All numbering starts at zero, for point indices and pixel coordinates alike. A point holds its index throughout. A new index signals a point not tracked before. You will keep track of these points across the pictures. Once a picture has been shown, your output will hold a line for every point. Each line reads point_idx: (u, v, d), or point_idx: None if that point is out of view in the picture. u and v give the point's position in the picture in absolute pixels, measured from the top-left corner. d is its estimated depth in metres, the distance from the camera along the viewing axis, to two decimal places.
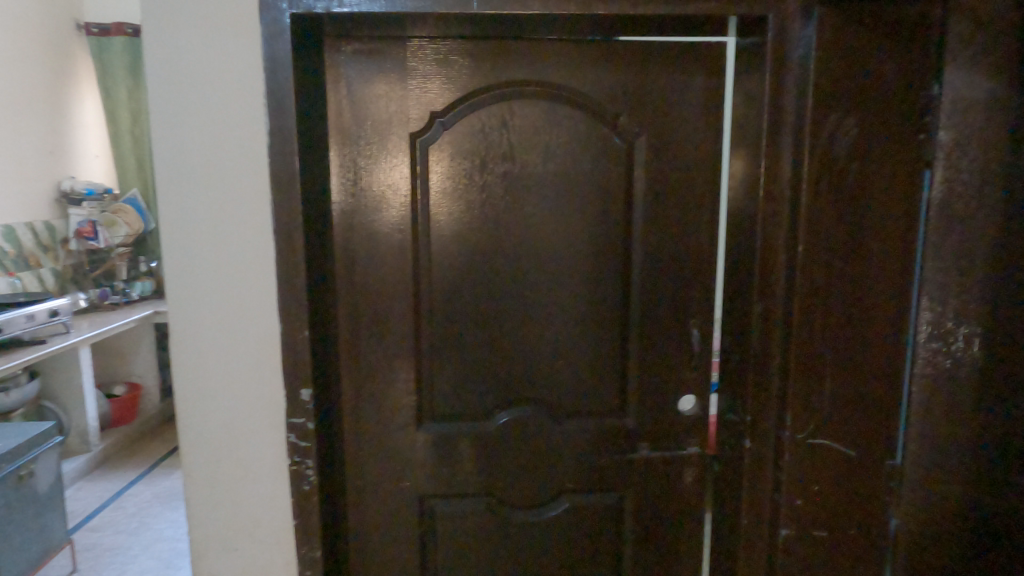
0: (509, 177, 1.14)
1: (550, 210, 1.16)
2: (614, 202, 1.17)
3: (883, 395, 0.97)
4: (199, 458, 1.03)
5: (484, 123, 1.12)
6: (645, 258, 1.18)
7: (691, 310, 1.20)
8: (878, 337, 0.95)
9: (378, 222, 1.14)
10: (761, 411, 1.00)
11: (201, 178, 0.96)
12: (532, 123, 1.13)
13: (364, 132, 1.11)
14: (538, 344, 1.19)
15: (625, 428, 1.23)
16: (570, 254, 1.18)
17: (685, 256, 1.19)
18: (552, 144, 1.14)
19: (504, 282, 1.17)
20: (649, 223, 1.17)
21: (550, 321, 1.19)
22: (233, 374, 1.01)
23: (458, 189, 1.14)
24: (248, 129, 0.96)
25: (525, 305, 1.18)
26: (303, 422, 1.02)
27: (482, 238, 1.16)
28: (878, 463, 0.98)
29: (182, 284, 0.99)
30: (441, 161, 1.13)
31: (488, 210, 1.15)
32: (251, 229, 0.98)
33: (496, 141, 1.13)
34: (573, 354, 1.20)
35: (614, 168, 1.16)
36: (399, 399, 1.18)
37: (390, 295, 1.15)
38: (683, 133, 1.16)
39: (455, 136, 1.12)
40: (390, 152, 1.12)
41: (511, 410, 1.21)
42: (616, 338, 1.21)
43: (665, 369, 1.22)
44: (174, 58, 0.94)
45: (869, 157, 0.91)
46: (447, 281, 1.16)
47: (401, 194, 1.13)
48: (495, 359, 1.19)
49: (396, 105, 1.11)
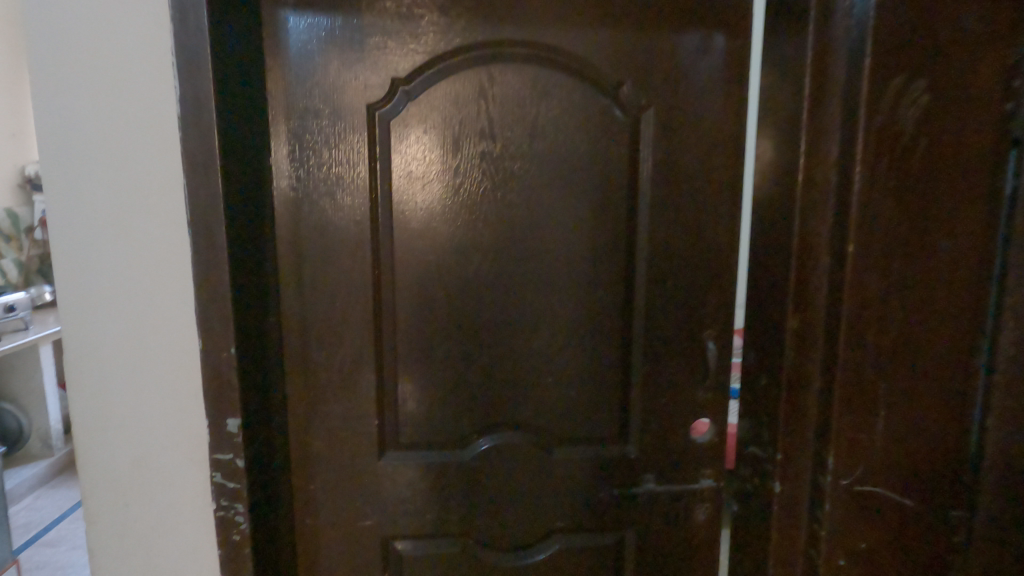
0: (488, 158, 0.95)
1: (537, 200, 0.97)
2: (615, 192, 0.98)
3: (952, 435, 0.77)
4: (106, 500, 0.84)
5: (458, 92, 0.93)
6: (653, 258, 0.99)
7: (705, 320, 1.01)
8: (950, 360, 0.76)
9: (332, 209, 0.93)
10: (799, 447, 0.81)
11: (97, 159, 0.77)
12: (515, 92, 0.93)
13: (312, 103, 0.91)
14: (524, 360, 1.00)
15: (626, 457, 1.04)
16: (563, 252, 0.98)
17: (700, 254, 1.00)
18: (540, 118, 0.94)
19: (482, 287, 0.98)
20: (657, 215, 0.98)
21: (537, 331, 1.00)
22: (144, 400, 0.82)
23: (426, 173, 0.95)
24: (155, 98, 0.76)
25: (508, 314, 0.99)
26: (231, 459, 0.82)
27: (457, 233, 0.96)
28: (940, 516, 0.79)
29: (76, 289, 0.80)
30: (407, 139, 0.93)
31: (464, 199, 0.95)
32: (162, 222, 0.78)
33: (472, 115, 0.93)
34: (565, 370, 1.01)
35: (615, 150, 0.96)
36: (358, 425, 0.99)
37: (346, 300, 0.96)
38: (699, 107, 0.96)
39: (423, 107, 0.93)
40: (343, 128, 0.92)
41: (492, 437, 1.02)
42: (616, 353, 1.02)
43: (673, 389, 1.03)
44: (59, 6, 0.75)
45: (939, 134, 0.72)
46: (414, 284, 0.97)
47: (357, 178, 0.93)
48: (473, 377, 1.00)
49: (351, 69, 0.91)
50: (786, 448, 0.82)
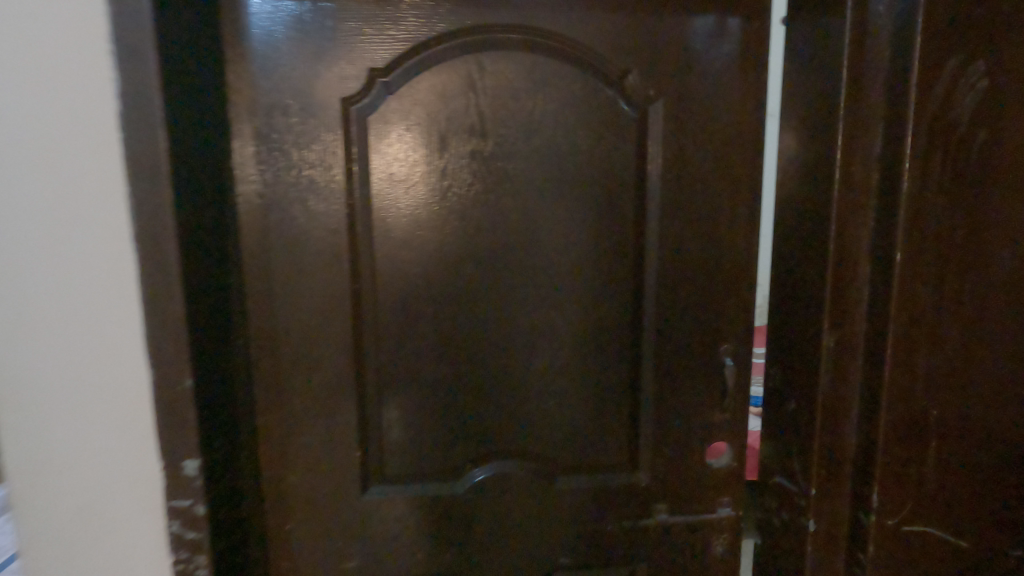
0: (478, 158, 0.85)
1: (534, 204, 0.87)
2: (622, 194, 0.88)
3: (1013, 468, 0.68)
4: (49, 552, 0.74)
5: (444, 84, 0.82)
6: (663, 266, 0.89)
7: (721, 335, 0.92)
8: (1013, 383, 0.66)
9: (304, 217, 0.83)
10: (835, 479, 0.73)
11: (23, 164, 0.66)
12: (508, 83, 0.83)
13: (279, 98, 0.80)
14: (522, 382, 0.91)
15: (636, 486, 0.94)
16: (564, 262, 0.88)
17: (715, 261, 0.90)
18: (536, 113, 0.85)
19: (474, 302, 0.88)
20: (667, 220, 0.88)
21: (537, 349, 0.90)
22: (87, 440, 0.72)
23: (410, 175, 0.84)
24: (90, 92, 0.66)
25: (503, 330, 0.89)
26: (191, 505, 0.72)
27: (446, 242, 0.86)
28: (996, 557, 0.70)
29: (4, 315, 0.69)
30: (388, 137, 0.83)
31: (453, 204, 0.85)
32: (104, 236, 0.68)
33: (461, 109, 0.83)
34: (568, 392, 0.92)
35: (621, 148, 0.87)
36: (338, 458, 0.89)
37: (322, 319, 0.86)
38: (712, 101, 0.87)
39: (405, 102, 0.82)
40: (315, 125, 0.81)
41: (489, 467, 0.92)
42: (624, 372, 0.92)
43: (686, 411, 0.94)
44: None
45: (1005, 123, 0.61)
46: (398, 300, 0.87)
47: (332, 182, 0.83)
48: (465, 403, 0.90)
49: (323, 59, 0.80)
50: (819, 481, 0.72)
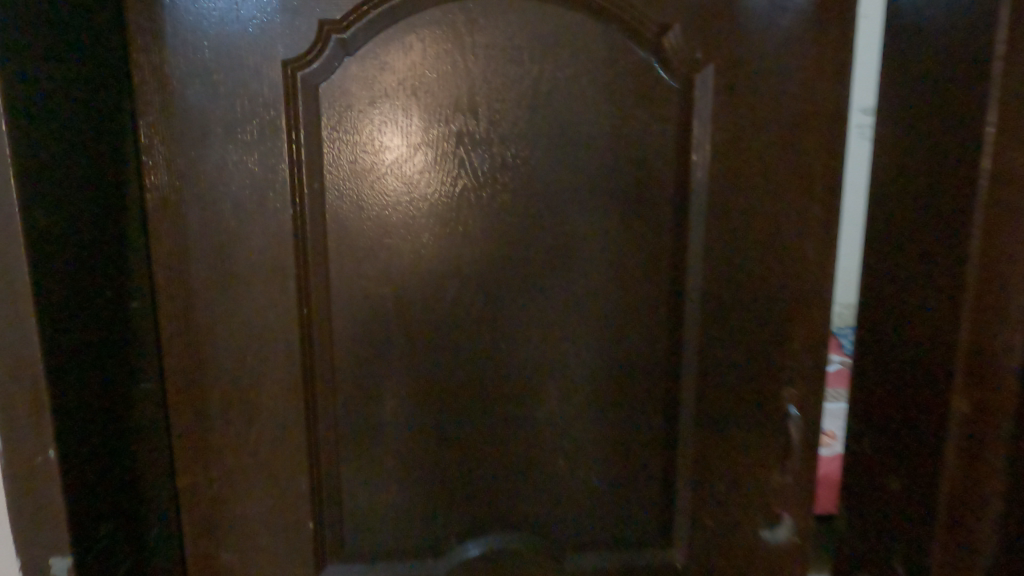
0: (467, 143, 0.64)
1: (540, 204, 0.66)
2: (657, 192, 0.67)
3: None
4: None
5: (422, 44, 0.62)
6: (709, 286, 0.69)
7: (784, 374, 0.71)
8: None
9: (235, 220, 0.63)
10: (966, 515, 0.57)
11: None
12: (506, 43, 0.63)
13: (197, 60, 0.60)
14: (524, 434, 0.70)
15: (669, 563, 0.74)
16: (578, 280, 0.68)
17: (776, 279, 0.69)
18: (544, 83, 0.64)
19: (462, 331, 0.68)
20: (715, 226, 0.68)
21: (542, 393, 0.70)
22: None
23: (377, 165, 0.64)
24: None
25: (500, 368, 0.69)
26: None
27: (424, 253, 0.66)
28: None
29: None
30: (347, 113, 0.62)
31: (434, 202, 0.65)
32: None
33: (444, 78, 0.62)
34: (583, 445, 0.71)
35: (657, 133, 0.66)
36: (286, 530, 0.69)
37: (262, 355, 0.65)
38: (778, 67, 0.66)
39: (368, 67, 0.62)
40: (248, 98, 0.61)
41: (482, 542, 0.72)
42: (658, 422, 0.71)
43: (737, 469, 0.73)
44: None
45: None
46: (360, 329, 0.66)
47: (271, 174, 0.62)
48: (452, 460, 0.70)
49: (254, 8, 0.59)
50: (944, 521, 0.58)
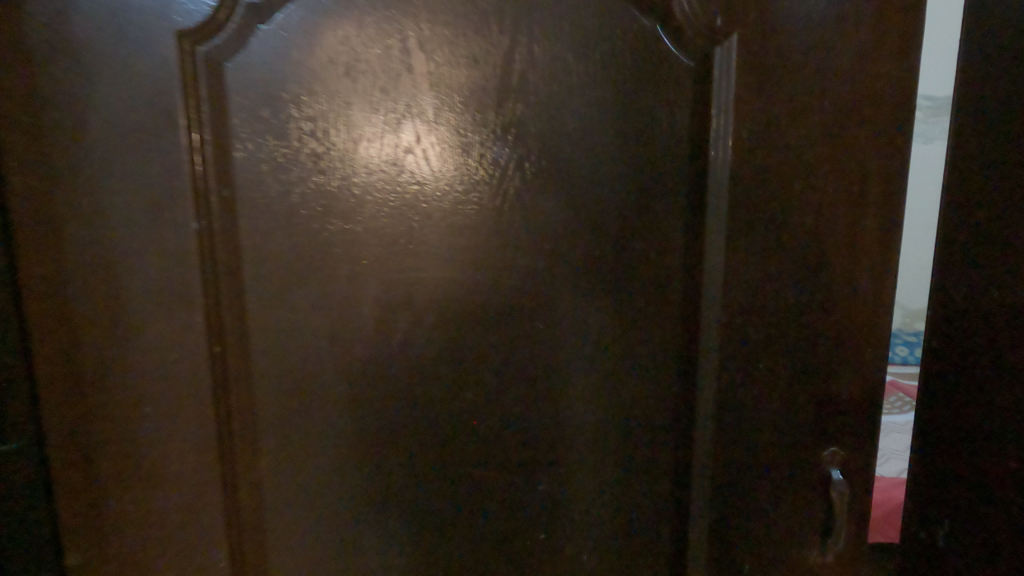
0: (420, 135, 0.50)
1: (515, 213, 0.52)
2: (664, 199, 0.53)
3: None
4: None
5: (359, 9, 0.48)
6: (730, 317, 0.55)
7: (818, 421, 0.58)
8: None
9: (122, 234, 0.49)
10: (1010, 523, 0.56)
11: None
12: (471, 8, 0.48)
13: (64, 26, 0.45)
14: (501, 492, 0.57)
15: None
16: (566, 310, 0.54)
17: (812, 307, 0.56)
18: (518, 60, 0.50)
19: (419, 373, 0.54)
20: (739, 243, 0.54)
21: (519, 446, 0.56)
22: None
23: (305, 164, 0.50)
24: None
25: (468, 417, 0.55)
26: None
27: (370, 276, 0.52)
28: None
29: None
30: (263, 99, 0.48)
31: (379, 210, 0.51)
32: None
33: (389, 54, 0.49)
34: (571, 507, 0.58)
35: (666, 126, 0.52)
36: None
37: (167, 405, 0.52)
38: (820, 39, 0.52)
39: (288, 39, 0.48)
40: (133, 77, 0.46)
41: None
42: (663, 479, 0.58)
43: (758, 534, 0.60)
44: None
45: None
46: (291, 370, 0.53)
47: (168, 176, 0.48)
48: (411, 528, 0.57)
49: None
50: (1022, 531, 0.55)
